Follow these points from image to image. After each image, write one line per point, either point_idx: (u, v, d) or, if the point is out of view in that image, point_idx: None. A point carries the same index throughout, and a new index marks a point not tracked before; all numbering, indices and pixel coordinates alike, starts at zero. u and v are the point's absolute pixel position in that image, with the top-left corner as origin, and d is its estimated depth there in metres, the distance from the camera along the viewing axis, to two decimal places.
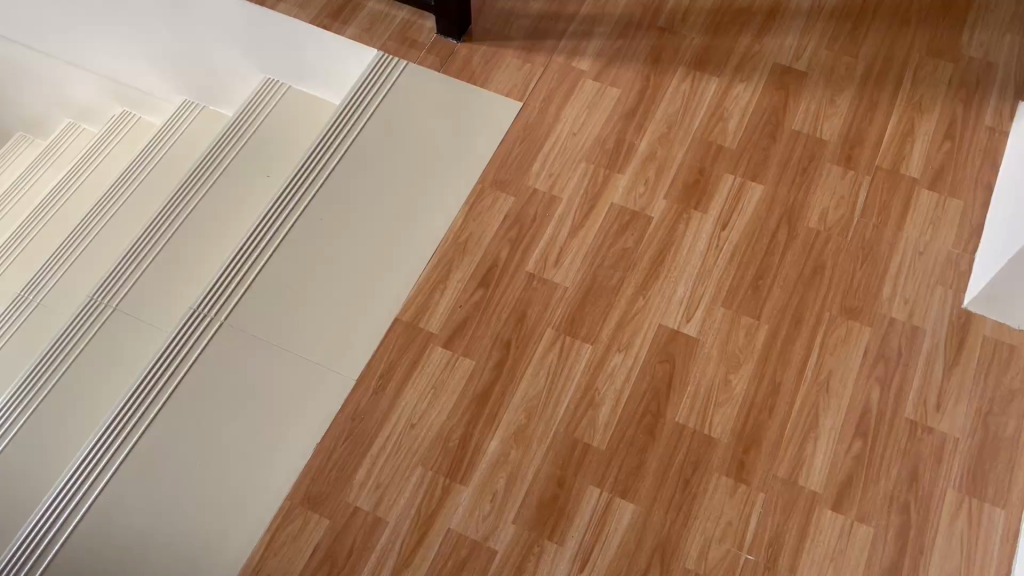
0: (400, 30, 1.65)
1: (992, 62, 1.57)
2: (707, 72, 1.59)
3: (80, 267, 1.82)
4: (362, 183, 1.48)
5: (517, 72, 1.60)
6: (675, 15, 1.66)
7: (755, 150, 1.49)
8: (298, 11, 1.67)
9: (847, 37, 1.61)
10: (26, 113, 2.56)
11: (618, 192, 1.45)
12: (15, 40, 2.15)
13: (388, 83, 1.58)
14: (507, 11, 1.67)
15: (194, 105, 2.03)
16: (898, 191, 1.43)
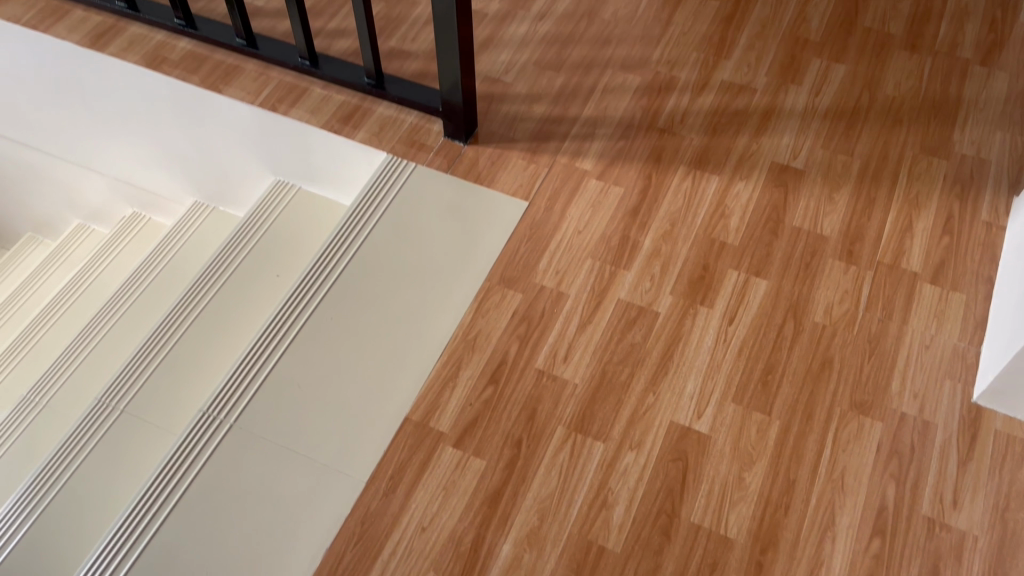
0: (409, 134, 1.70)
1: (984, 158, 1.61)
2: (706, 170, 1.63)
3: (88, 369, 1.83)
4: (372, 283, 1.50)
5: (522, 173, 1.64)
6: (674, 117, 1.72)
7: (758, 246, 1.51)
8: (309, 116, 1.71)
9: (842, 136, 1.66)
10: (38, 215, 2.62)
11: (624, 288, 1.47)
12: (30, 145, 2.19)
13: (397, 185, 1.62)
14: (512, 115, 1.73)
15: (204, 207, 2.07)
16: (901, 285, 1.45)
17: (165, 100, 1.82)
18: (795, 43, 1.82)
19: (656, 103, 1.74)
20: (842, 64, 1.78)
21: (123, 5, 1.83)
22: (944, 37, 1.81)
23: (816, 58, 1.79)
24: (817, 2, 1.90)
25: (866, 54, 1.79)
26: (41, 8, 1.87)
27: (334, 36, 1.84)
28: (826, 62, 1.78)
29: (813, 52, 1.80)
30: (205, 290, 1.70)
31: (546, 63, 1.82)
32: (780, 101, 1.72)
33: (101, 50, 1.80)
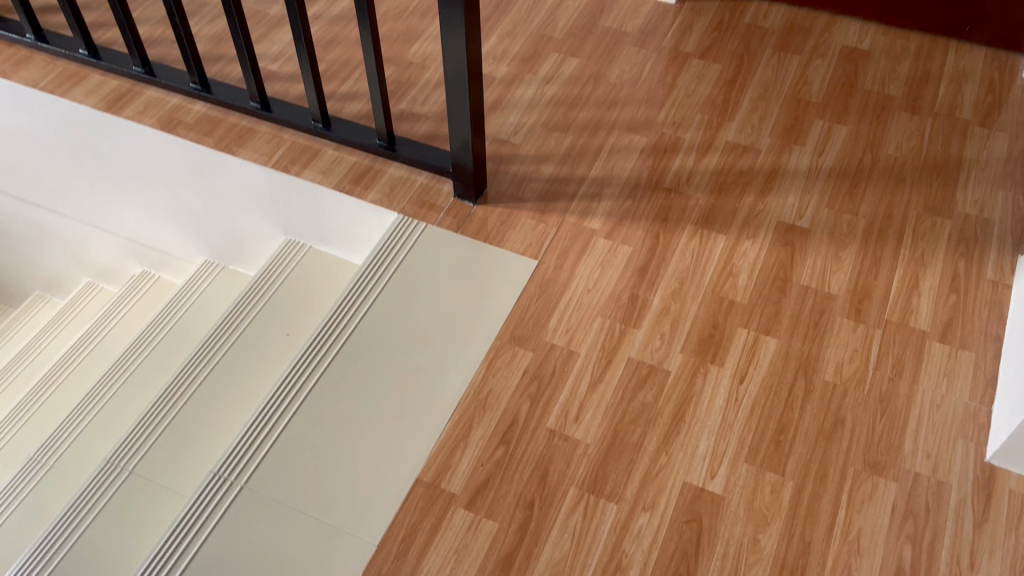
0: (420, 194, 1.72)
1: (987, 218, 1.63)
2: (713, 229, 1.65)
3: (96, 429, 1.82)
4: (383, 342, 1.51)
5: (531, 231, 1.66)
6: (680, 176, 1.74)
7: (767, 304, 1.52)
8: (321, 177, 1.74)
9: (846, 195, 1.68)
10: (48, 274, 2.65)
11: (634, 347, 1.47)
12: (43, 205, 2.22)
13: (408, 245, 1.64)
14: (521, 175, 1.76)
15: (215, 266, 2.10)
16: (910, 344, 1.46)
17: (179, 162, 1.85)
18: (797, 104, 1.86)
19: (662, 163, 1.77)
20: (844, 124, 1.81)
21: (140, 70, 1.87)
22: (943, 99, 1.85)
23: (818, 119, 1.83)
24: (817, 65, 1.94)
25: (867, 115, 1.83)
26: (59, 72, 1.91)
27: (346, 99, 1.88)
28: (828, 123, 1.82)
29: (815, 113, 1.84)
30: (217, 349, 1.70)
31: (553, 124, 1.85)
32: (784, 162, 1.75)
33: (117, 113, 1.83)
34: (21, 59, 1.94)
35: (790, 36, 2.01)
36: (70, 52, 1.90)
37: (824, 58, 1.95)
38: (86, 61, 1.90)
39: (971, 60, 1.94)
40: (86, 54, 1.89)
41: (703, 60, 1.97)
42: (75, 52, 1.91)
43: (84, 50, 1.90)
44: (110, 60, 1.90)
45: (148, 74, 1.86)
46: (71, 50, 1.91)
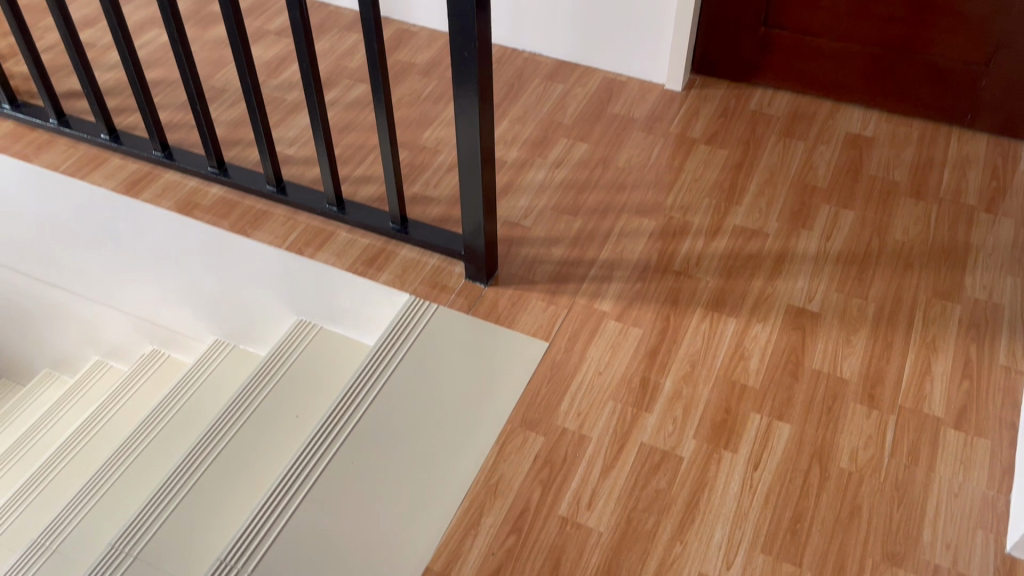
0: (432, 275, 1.74)
1: (997, 303, 1.64)
2: (723, 312, 1.66)
3: (101, 510, 1.81)
4: (393, 424, 1.50)
5: (542, 313, 1.67)
6: (690, 259, 1.76)
7: (779, 389, 1.52)
8: (334, 258, 1.76)
9: (855, 279, 1.69)
10: (58, 352, 2.66)
11: (646, 432, 1.47)
12: (58, 284, 2.25)
13: (420, 326, 1.65)
14: (531, 257, 1.78)
15: (225, 345, 2.11)
16: (924, 431, 1.45)
17: (195, 243, 1.88)
18: (804, 189, 1.89)
19: (671, 246, 1.79)
20: (851, 210, 1.84)
21: (159, 153, 1.91)
22: (948, 185, 1.88)
23: (824, 204, 1.85)
24: (822, 151, 1.98)
25: (873, 201, 1.85)
26: (80, 156, 1.96)
27: (360, 182, 1.93)
28: (835, 208, 1.84)
29: (822, 198, 1.87)
30: (228, 431, 1.70)
31: (562, 207, 1.88)
32: (792, 246, 1.77)
33: (135, 195, 1.88)
34: (44, 143, 2.00)
35: (794, 123, 2.06)
36: (92, 136, 1.96)
37: (829, 145, 1.99)
38: (107, 144, 1.95)
39: (974, 147, 1.98)
40: (108, 138, 1.94)
41: (710, 145, 2.01)
42: (96, 136, 1.96)
43: (105, 134, 1.95)
44: (130, 144, 1.95)
45: (167, 158, 1.90)
46: (93, 134, 1.96)
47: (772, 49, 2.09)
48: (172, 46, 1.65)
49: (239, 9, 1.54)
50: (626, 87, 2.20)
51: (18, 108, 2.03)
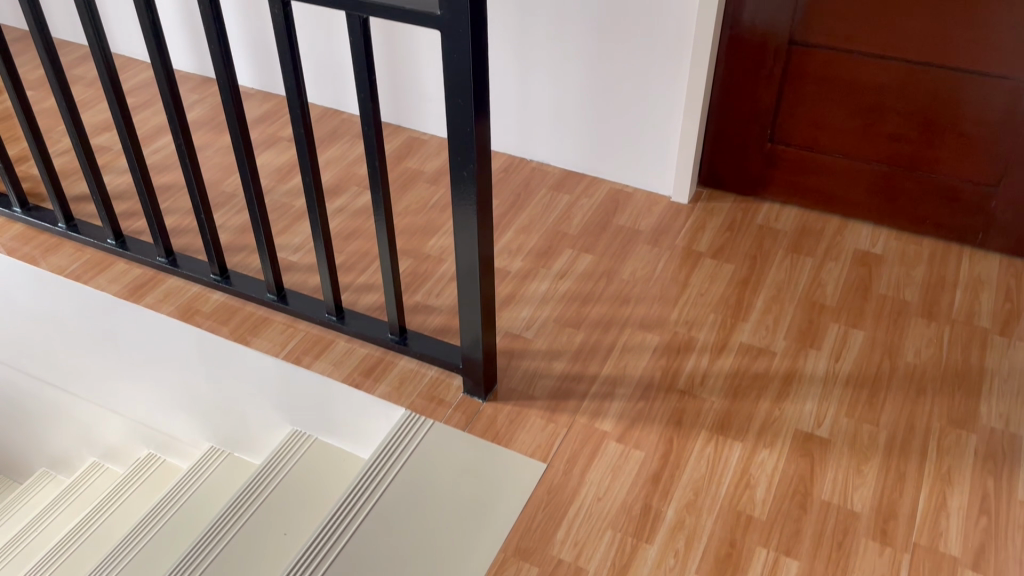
0: (429, 388, 1.70)
1: (1014, 432, 1.57)
2: (728, 436, 1.60)
3: None
4: (381, 548, 1.44)
5: (541, 432, 1.62)
6: (694, 377, 1.71)
7: (787, 521, 1.45)
8: (331, 368, 1.73)
9: (865, 404, 1.64)
10: (54, 452, 2.62)
11: (646, 564, 1.40)
12: (58, 384, 2.23)
13: (414, 442, 1.60)
14: (532, 371, 1.74)
15: (220, 452, 2.07)
16: (941, 571, 1.37)
17: (193, 348, 1.86)
18: (811, 307, 1.85)
19: (675, 363, 1.75)
20: (860, 329, 1.80)
21: (163, 259, 1.92)
22: (960, 306, 1.84)
23: (833, 323, 1.81)
24: (830, 268, 1.95)
25: (882, 321, 1.81)
26: (86, 259, 1.98)
27: (362, 290, 1.91)
28: (844, 327, 1.80)
29: (830, 317, 1.83)
30: (235, 523, 1.68)
31: (565, 320, 1.85)
32: (800, 366, 1.73)
33: (137, 300, 1.87)
34: (51, 246, 2.01)
35: (802, 238, 2.04)
36: (98, 241, 1.97)
37: (837, 261, 1.97)
38: (113, 249, 1.96)
39: (986, 267, 1.94)
40: (114, 243, 1.95)
41: (716, 259, 1.99)
42: (103, 241, 1.97)
43: (112, 239, 1.96)
44: (135, 249, 1.96)
45: (171, 264, 1.90)
46: (99, 239, 1.97)
47: (778, 164, 2.10)
48: (179, 157, 1.68)
49: (245, 123, 1.56)
50: (632, 199, 2.20)
51: (29, 212, 2.05)
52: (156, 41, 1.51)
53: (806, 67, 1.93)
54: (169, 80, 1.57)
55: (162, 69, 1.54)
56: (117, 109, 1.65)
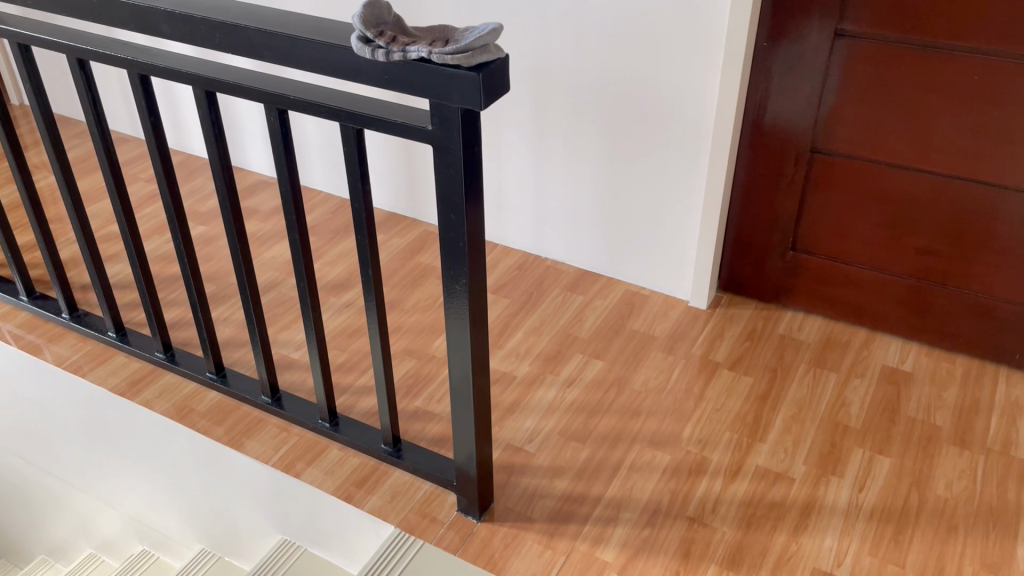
0: (422, 503, 1.61)
1: None
2: (739, 572, 1.48)
3: None
4: None
5: (537, 558, 1.51)
6: (705, 503, 1.60)
7: None
8: (322, 477, 1.66)
9: (891, 542, 1.51)
10: (54, 540, 2.56)
11: None
12: (56, 475, 2.18)
13: (401, 565, 1.51)
14: (532, 488, 1.64)
15: (211, 554, 1.99)
16: None
17: (186, 449, 1.80)
18: (834, 428, 1.74)
19: (686, 486, 1.64)
20: (886, 456, 1.68)
21: (161, 354, 1.87)
22: (995, 434, 1.72)
23: (857, 448, 1.70)
24: (855, 385, 1.84)
25: (910, 448, 1.69)
26: (87, 351, 1.95)
27: (362, 393, 1.85)
28: (869, 452, 1.68)
29: (854, 440, 1.71)
30: None
31: (571, 432, 1.75)
32: (819, 495, 1.60)
33: (131, 397, 1.83)
34: (55, 336, 2.00)
35: (826, 351, 1.94)
36: (99, 333, 1.93)
37: (863, 379, 1.86)
38: (112, 341, 1.92)
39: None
40: (114, 335, 1.91)
41: (734, 371, 1.89)
42: (103, 333, 1.93)
43: (112, 331, 1.92)
44: (134, 343, 1.92)
45: (169, 359, 1.86)
46: (100, 330, 1.94)
47: (801, 272, 2.01)
48: (178, 257, 1.65)
49: (242, 226, 1.53)
50: (649, 301, 2.13)
51: (35, 300, 2.04)
52: (157, 142, 1.49)
53: (830, 175, 1.87)
54: (169, 180, 1.55)
55: (162, 170, 1.52)
56: (120, 207, 1.64)
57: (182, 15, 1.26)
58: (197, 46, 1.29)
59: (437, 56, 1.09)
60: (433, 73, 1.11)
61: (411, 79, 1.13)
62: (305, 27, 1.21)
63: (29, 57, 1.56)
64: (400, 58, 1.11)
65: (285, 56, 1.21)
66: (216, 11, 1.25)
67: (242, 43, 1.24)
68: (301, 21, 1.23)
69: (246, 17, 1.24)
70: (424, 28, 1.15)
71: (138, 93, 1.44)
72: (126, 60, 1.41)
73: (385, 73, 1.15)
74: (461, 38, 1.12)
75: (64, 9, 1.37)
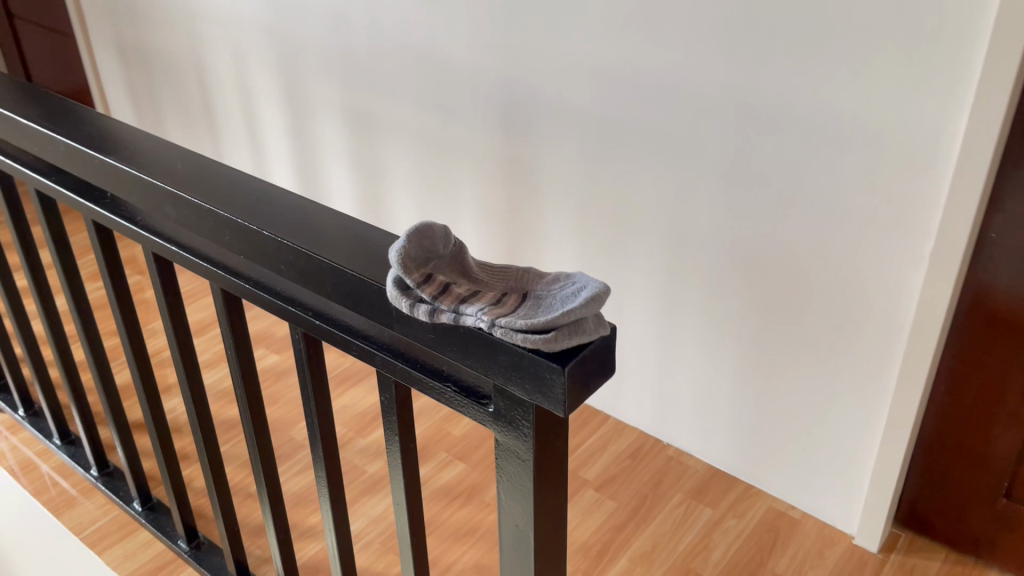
0: None
1: None
2: None
3: None
4: None
5: None
6: None
7: None
8: None
9: None
10: None
11: None
12: None
13: None
14: None
15: None
16: None
17: None
18: None
19: None
20: None
21: (184, 545, 1.53)
22: None
23: None
24: None
25: None
26: (116, 514, 1.67)
27: None
28: None
29: None
30: None
31: None
32: None
33: None
34: (82, 491, 1.73)
35: None
36: (124, 503, 1.62)
37: None
38: (138, 516, 1.61)
39: None
40: (139, 509, 1.60)
41: None
42: (129, 503, 1.62)
43: (139, 504, 1.60)
44: (159, 523, 1.59)
45: (192, 555, 1.51)
46: (126, 500, 1.63)
47: (1013, 528, 1.52)
48: (201, 454, 1.33)
49: (266, 442, 1.19)
50: (799, 530, 1.66)
51: (67, 446, 1.76)
52: (173, 328, 1.18)
53: None
54: (189, 370, 1.23)
55: (181, 361, 1.21)
56: (141, 383, 1.35)
57: (190, 202, 0.93)
58: (206, 239, 0.96)
59: (500, 330, 0.70)
60: (497, 350, 0.72)
61: (466, 349, 0.75)
62: (335, 240, 0.85)
63: (50, 202, 1.29)
64: (449, 320, 0.73)
65: (306, 277, 0.86)
66: (229, 200, 0.92)
67: (257, 249, 0.90)
68: (335, 225, 0.88)
69: (262, 213, 0.90)
70: (493, 268, 0.77)
71: (153, 272, 1.13)
72: (141, 233, 1.10)
73: (431, 331, 0.77)
74: (544, 296, 0.73)
75: (68, 165, 1.07)
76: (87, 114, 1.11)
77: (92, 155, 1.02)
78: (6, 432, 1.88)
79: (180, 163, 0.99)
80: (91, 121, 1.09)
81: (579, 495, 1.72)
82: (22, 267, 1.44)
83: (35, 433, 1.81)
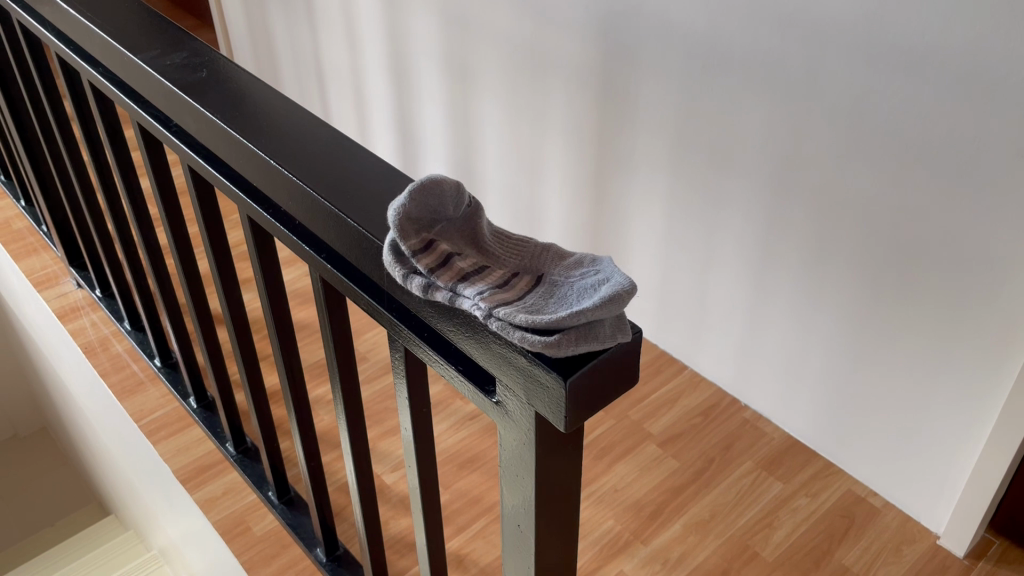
0: None
1: None
2: None
3: None
4: None
5: None
6: None
7: None
8: None
9: None
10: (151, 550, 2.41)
11: None
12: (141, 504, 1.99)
13: None
14: None
15: None
16: None
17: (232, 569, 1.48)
18: None
19: None
20: None
21: (232, 449, 1.55)
22: None
23: None
24: None
25: None
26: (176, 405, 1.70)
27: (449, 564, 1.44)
28: None
29: None
30: None
31: None
32: None
33: (191, 490, 1.54)
34: (149, 377, 1.74)
35: None
36: (180, 397, 1.65)
37: None
38: (192, 413, 1.63)
39: None
40: (194, 406, 1.63)
41: None
42: (185, 399, 1.65)
43: (194, 401, 1.63)
44: (210, 422, 1.61)
45: (237, 460, 1.53)
46: (183, 395, 1.65)
47: None
48: (243, 370, 1.30)
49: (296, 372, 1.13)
50: (876, 521, 1.53)
51: (136, 332, 1.79)
52: (209, 242, 1.12)
53: None
54: (227, 286, 1.18)
55: (219, 276, 1.16)
56: (188, 292, 1.31)
57: (217, 122, 0.86)
58: (225, 158, 0.91)
59: (497, 322, 0.58)
60: (496, 341, 0.60)
61: (467, 332, 0.63)
62: (355, 187, 0.76)
63: (104, 96, 1.23)
64: (445, 299, 0.61)
65: (315, 217, 0.78)
66: (255, 126, 0.84)
67: (276, 183, 0.82)
68: (343, 157, 0.80)
69: (272, 136, 0.83)
70: (508, 239, 0.64)
71: (191, 183, 1.06)
72: (178, 143, 1.02)
73: (431, 306, 0.66)
74: (560, 284, 0.61)
75: (120, 68, 1.02)
76: (143, 12, 1.04)
77: (138, 60, 0.96)
78: (87, 308, 1.90)
79: (206, 69, 0.93)
80: (133, 15, 1.04)
81: (641, 449, 1.66)
82: (87, 158, 1.42)
83: (109, 314, 1.84)
